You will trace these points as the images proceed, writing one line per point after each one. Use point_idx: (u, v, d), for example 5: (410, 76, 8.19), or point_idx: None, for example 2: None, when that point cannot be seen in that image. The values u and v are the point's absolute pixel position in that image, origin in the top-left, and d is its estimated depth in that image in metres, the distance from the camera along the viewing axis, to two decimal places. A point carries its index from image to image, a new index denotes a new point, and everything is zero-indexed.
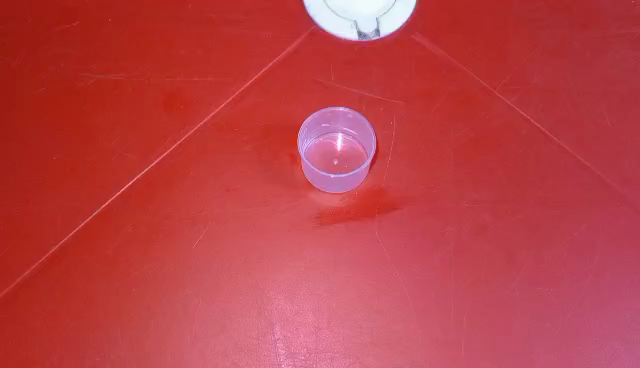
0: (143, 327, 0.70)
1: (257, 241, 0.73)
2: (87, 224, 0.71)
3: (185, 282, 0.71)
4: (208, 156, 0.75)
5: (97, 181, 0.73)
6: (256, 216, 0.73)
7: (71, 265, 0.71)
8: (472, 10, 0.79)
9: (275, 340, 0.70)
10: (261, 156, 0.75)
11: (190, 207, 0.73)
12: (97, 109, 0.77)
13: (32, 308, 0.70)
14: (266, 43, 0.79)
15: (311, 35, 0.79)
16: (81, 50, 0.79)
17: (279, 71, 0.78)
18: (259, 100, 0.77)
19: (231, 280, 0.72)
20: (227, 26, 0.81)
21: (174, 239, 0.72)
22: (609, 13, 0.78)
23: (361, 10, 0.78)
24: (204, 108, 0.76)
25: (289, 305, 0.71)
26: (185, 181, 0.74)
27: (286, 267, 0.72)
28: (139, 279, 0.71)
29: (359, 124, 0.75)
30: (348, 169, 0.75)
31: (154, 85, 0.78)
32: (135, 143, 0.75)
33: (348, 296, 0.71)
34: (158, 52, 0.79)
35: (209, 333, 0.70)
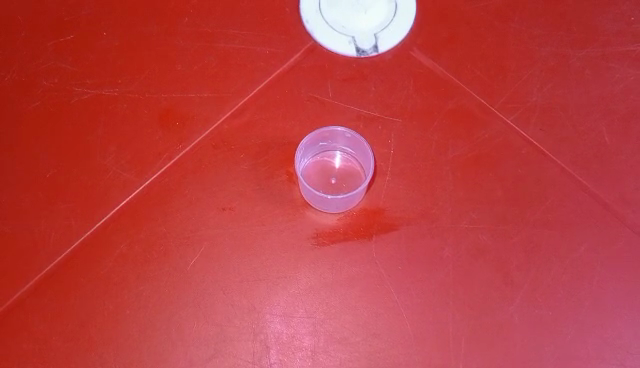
0: (137, 349, 0.69)
1: (252, 263, 0.71)
2: (81, 243, 0.71)
3: (180, 304, 0.70)
4: (204, 172, 0.73)
5: (92, 198, 0.73)
6: (252, 237, 0.71)
7: (64, 283, 0.70)
8: (470, 30, 0.79)
9: (270, 364, 0.68)
10: (258, 173, 0.74)
11: (185, 225, 0.72)
12: (91, 126, 0.76)
13: (24, 328, 0.69)
14: (263, 58, 0.78)
15: (309, 51, 0.78)
16: (75, 65, 0.79)
17: (276, 86, 0.77)
18: (256, 116, 0.76)
19: (227, 302, 0.70)
20: (224, 39, 0.80)
21: (170, 259, 0.71)
22: (603, 36, 0.79)
23: (359, 26, 0.78)
24: (201, 125, 0.75)
25: (285, 328, 0.69)
26: (180, 198, 0.72)
27: (282, 289, 0.70)
28: (133, 299, 0.70)
29: (357, 143, 0.74)
30: (346, 189, 0.74)
31: (148, 101, 0.77)
32: (130, 161, 0.74)
33: (346, 319, 0.69)
34: (153, 66, 0.78)
35: (204, 357, 0.68)
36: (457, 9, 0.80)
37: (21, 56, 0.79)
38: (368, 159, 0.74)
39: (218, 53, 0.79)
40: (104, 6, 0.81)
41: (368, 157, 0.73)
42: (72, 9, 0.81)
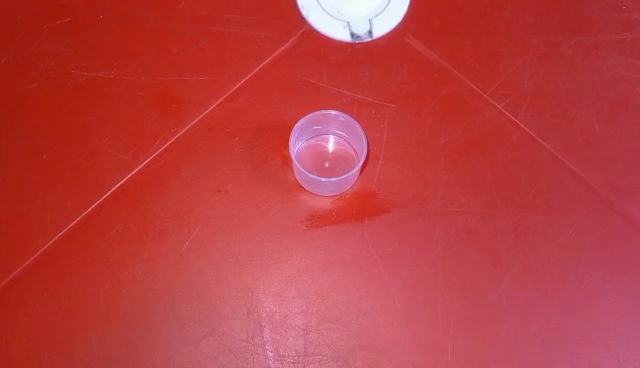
0: (132, 327, 0.70)
1: (246, 245, 0.72)
2: (77, 223, 0.72)
3: (175, 283, 0.71)
4: (200, 155, 0.74)
5: (87, 180, 0.74)
6: (246, 219, 0.72)
7: (60, 263, 0.71)
8: (463, 17, 0.80)
9: (263, 343, 0.69)
10: (252, 156, 0.75)
11: (180, 207, 0.73)
12: (87, 108, 0.77)
13: (22, 306, 0.70)
14: (259, 42, 0.79)
15: (304, 36, 0.79)
16: (72, 48, 0.79)
17: (271, 71, 0.78)
18: (250, 100, 0.77)
19: (221, 281, 0.71)
20: (219, 23, 0.80)
21: (165, 240, 0.72)
22: (595, 24, 0.80)
23: (354, 11, 0.79)
24: (196, 108, 0.76)
25: (278, 308, 0.70)
26: (176, 180, 0.73)
27: (275, 269, 0.71)
28: (129, 278, 0.71)
29: (351, 127, 0.75)
30: (339, 172, 0.75)
31: (145, 84, 0.78)
32: (126, 143, 0.75)
33: (338, 299, 0.71)
34: (150, 49, 0.79)
35: (198, 335, 0.70)
36: None
37: (17, 38, 0.79)
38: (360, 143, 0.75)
39: (214, 36, 0.80)
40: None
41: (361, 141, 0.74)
42: None
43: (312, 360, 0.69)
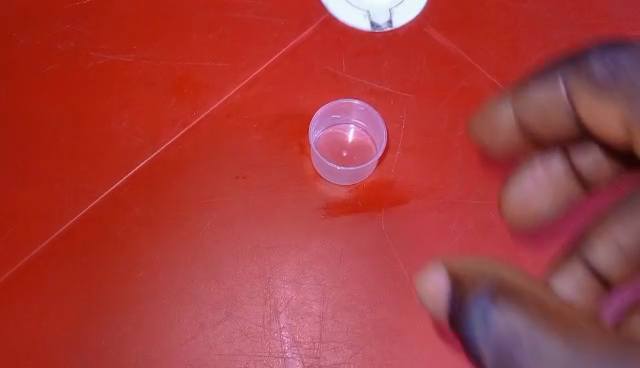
0: (149, 310, 0.70)
1: (264, 231, 0.72)
2: (96, 205, 0.73)
3: (193, 268, 0.71)
4: (218, 140, 0.75)
5: (106, 162, 0.74)
6: (264, 205, 0.73)
7: (79, 245, 0.71)
8: (483, 9, 0.80)
9: (279, 328, 0.70)
10: (271, 143, 0.75)
11: (198, 192, 0.73)
12: (106, 91, 0.77)
13: (39, 286, 0.70)
14: (278, 30, 0.79)
15: (324, 24, 0.79)
16: (91, 30, 0.79)
17: (291, 58, 0.78)
18: (269, 88, 0.77)
19: (239, 267, 0.71)
20: (239, 10, 0.80)
21: (182, 224, 0.72)
22: (615, 20, 0.80)
23: (375, 0, 0.79)
24: (215, 93, 0.77)
25: (295, 294, 0.71)
26: (194, 165, 0.74)
27: (292, 256, 0.72)
28: (146, 261, 0.71)
29: (371, 118, 0.76)
30: (356, 162, 0.77)
31: (164, 69, 0.78)
32: (145, 127, 0.76)
33: (354, 287, 0.71)
34: (169, 34, 0.79)
35: (215, 319, 0.70)
36: None
37: (36, 18, 0.79)
38: (380, 135, 0.75)
39: (233, 23, 0.80)
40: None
41: (381, 133, 0.75)
42: None
43: (327, 347, 0.70)
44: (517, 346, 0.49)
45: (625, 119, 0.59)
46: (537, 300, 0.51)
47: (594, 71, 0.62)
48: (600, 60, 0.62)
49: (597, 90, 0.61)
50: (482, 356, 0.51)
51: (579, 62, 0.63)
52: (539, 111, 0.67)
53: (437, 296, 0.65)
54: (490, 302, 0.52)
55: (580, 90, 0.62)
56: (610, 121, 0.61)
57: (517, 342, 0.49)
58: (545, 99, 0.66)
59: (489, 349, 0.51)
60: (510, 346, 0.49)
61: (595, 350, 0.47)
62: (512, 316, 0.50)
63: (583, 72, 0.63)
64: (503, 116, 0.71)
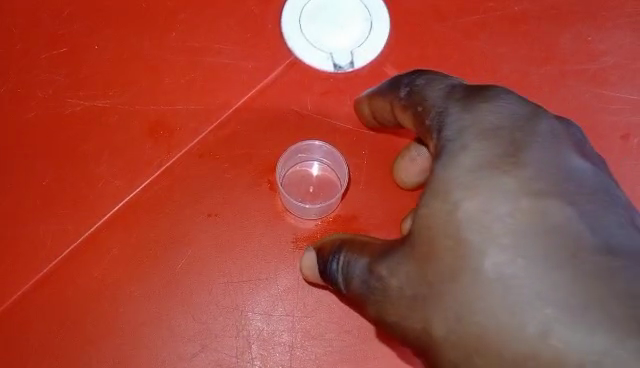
0: (128, 344, 0.74)
1: (236, 266, 0.76)
2: (77, 246, 0.76)
3: (170, 303, 0.75)
4: (190, 180, 0.79)
5: (85, 204, 0.78)
6: (235, 242, 0.77)
7: (62, 284, 0.75)
8: (440, 47, 0.85)
9: (252, 358, 0.74)
10: (242, 182, 0.79)
11: (174, 230, 0.77)
12: (84, 135, 0.80)
13: (25, 324, 0.74)
14: (247, 72, 0.84)
15: (291, 65, 0.84)
16: (68, 77, 0.82)
17: (259, 100, 0.83)
18: (239, 129, 0.81)
19: (212, 301, 0.75)
20: (210, 54, 0.84)
21: (159, 262, 0.76)
22: (562, 54, 0.86)
23: (337, 43, 0.84)
24: (188, 136, 0.80)
25: (266, 325, 0.75)
26: (169, 205, 0.78)
27: (263, 289, 0.76)
28: (126, 298, 0.75)
29: (332, 156, 0.81)
30: (322, 197, 0.81)
31: (138, 113, 0.81)
32: (121, 169, 0.79)
33: (321, 316, 0.75)
34: (143, 78, 0.83)
35: (191, 352, 0.74)
36: (428, 28, 0.86)
37: (15, 67, 0.82)
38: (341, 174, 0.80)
39: (203, 67, 0.84)
40: (96, 18, 0.85)
41: (343, 172, 0.80)
42: (63, 21, 0.84)
43: None
44: (350, 270, 0.61)
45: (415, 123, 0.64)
46: (372, 241, 0.63)
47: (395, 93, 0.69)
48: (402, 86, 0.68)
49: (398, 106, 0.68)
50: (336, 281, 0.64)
51: (393, 85, 0.70)
52: (383, 111, 0.73)
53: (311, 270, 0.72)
54: (339, 252, 0.65)
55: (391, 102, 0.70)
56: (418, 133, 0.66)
57: (352, 262, 0.62)
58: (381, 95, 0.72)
59: (339, 276, 0.63)
60: (345, 273, 0.62)
61: (395, 313, 0.55)
62: (345, 255, 0.64)
63: (392, 93, 0.70)
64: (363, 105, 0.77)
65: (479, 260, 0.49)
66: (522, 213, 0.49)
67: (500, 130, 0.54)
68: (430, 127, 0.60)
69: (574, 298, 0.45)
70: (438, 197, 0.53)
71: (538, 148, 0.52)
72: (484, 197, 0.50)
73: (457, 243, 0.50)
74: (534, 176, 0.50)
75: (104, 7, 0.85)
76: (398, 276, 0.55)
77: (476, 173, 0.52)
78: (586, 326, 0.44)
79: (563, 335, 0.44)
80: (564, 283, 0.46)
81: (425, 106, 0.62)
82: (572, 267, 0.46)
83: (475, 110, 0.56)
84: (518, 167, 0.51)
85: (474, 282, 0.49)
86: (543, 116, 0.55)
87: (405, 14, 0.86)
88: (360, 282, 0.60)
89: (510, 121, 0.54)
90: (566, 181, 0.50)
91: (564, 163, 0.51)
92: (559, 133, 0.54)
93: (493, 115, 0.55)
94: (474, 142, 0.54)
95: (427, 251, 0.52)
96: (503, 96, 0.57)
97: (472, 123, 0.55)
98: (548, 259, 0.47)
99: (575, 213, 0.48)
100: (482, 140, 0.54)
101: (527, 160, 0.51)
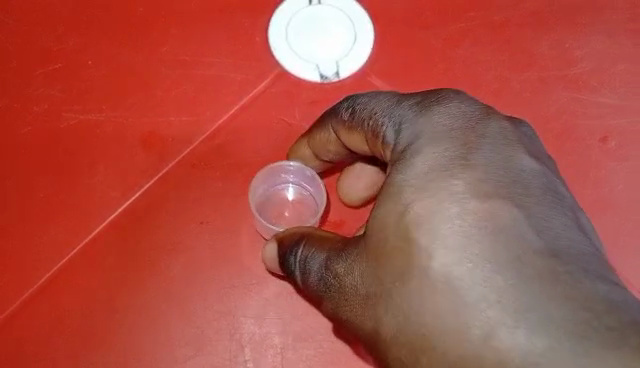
0: (125, 349, 0.77)
1: (228, 272, 0.79)
2: (74, 255, 0.79)
3: (164, 309, 0.78)
4: (183, 190, 0.81)
5: (82, 215, 0.80)
6: (227, 249, 0.80)
7: (60, 292, 0.78)
8: (423, 55, 0.88)
9: (244, 360, 0.77)
10: (233, 190, 0.82)
11: (167, 238, 0.80)
12: (80, 148, 0.83)
13: (25, 332, 0.77)
14: (236, 84, 0.86)
15: (279, 76, 0.87)
16: (64, 92, 0.85)
17: (249, 110, 0.85)
18: (230, 139, 0.84)
19: (205, 306, 0.78)
20: (200, 66, 0.87)
21: (153, 269, 0.79)
22: (542, 60, 0.89)
23: (322, 53, 0.87)
24: (180, 146, 0.83)
25: (258, 328, 0.77)
26: (161, 214, 0.80)
27: (255, 294, 0.78)
28: (122, 305, 0.78)
29: (309, 180, 0.81)
30: (297, 221, 0.84)
31: (132, 125, 0.84)
32: (117, 180, 0.82)
33: (310, 318, 0.78)
34: (136, 92, 0.85)
35: (185, 355, 0.77)
36: (411, 37, 0.88)
37: (13, 83, 0.85)
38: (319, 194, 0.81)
39: (194, 80, 0.86)
40: (89, 34, 0.87)
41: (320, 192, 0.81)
42: (58, 38, 0.87)
43: None
44: (306, 265, 0.60)
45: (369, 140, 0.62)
46: (327, 236, 0.61)
47: (339, 114, 0.66)
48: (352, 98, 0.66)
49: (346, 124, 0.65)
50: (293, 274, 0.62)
51: (336, 110, 0.68)
52: (328, 150, 0.73)
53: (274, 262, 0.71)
54: (298, 242, 0.62)
55: (341, 130, 0.67)
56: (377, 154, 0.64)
57: (305, 258, 0.60)
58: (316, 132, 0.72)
59: (296, 269, 0.61)
60: (302, 265, 0.60)
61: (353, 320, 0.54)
62: (304, 247, 0.61)
63: (338, 115, 0.67)
64: (305, 152, 0.77)
65: (428, 262, 0.47)
66: (473, 214, 0.48)
67: (452, 130, 0.54)
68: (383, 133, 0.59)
69: (523, 304, 0.44)
70: (390, 198, 0.52)
71: (488, 148, 0.52)
72: (436, 197, 0.49)
73: (408, 244, 0.49)
74: (484, 179, 0.50)
75: (96, 23, 0.87)
76: (353, 272, 0.54)
77: (427, 174, 0.51)
78: (535, 336, 0.43)
79: (507, 336, 0.43)
80: (509, 285, 0.45)
81: (376, 111, 0.61)
82: (524, 273, 0.45)
83: (430, 112, 0.55)
84: (470, 168, 0.50)
85: (426, 285, 0.47)
86: (493, 116, 0.55)
87: (390, 24, 0.89)
88: (316, 277, 0.58)
89: (462, 121, 0.54)
90: (514, 185, 0.50)
91: (512, 164, 0.51)
92: (508, 134, 0.54)
93: (448, 116, 0.55)
94: (425, 145, 0.53)
95: (382, 254, 0.51)
96: (452, 95, 0.57)
97: (425, 126, 0.55)
98: (496, 259, 0.46)
99: (523, 215, 0.48)
100: (437, 143, 0.53)
101: (476, 162, 0.51)
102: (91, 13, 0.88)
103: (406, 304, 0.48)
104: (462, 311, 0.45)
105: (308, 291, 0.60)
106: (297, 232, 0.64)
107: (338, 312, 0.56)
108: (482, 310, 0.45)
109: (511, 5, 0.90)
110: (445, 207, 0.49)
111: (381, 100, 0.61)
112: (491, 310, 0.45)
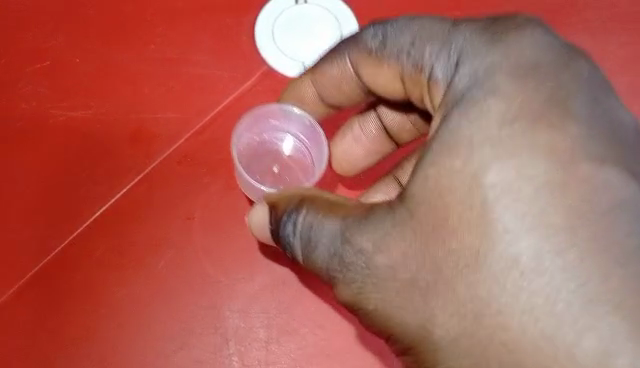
0: (110, 343, 0.77)
1: (213, 267, 0.80)
2: (60, 251, 0.79)
3: (150, 303, 0.78)
4: (169, 186, 0.82)
5: (69, 210, 0.80)
6: (213, 243, 0.80)
7: (45, 287, 0.78)
8: None
9: (229, 354, 0.77)
10: (219, 186, 0.83)
11: (154, 233, 0.80)
12: (67, 144, 0.83)
13: (11, 326, 0.77)
14: (223, 81, 0.87)
15: (266, 74, 0.88)
16: (51, 88, 0.85)
17: (235, 107, 0.86)
18: (217, 136, 0.85)
19: (190, 301, 0.78)
20: (188, 64, 0.87)
21: (139, 264, 0.79)
22: None
23: (308, 52, 0.88)
24: (166, 142, 0.84)
25: (242, 322, 0.78)
26: (148, 210, 0.81)
27: (240, 288, 0.79)
28: (109, 299, 0.78)
29: (308, 129, 0.82)
30: (287, 178, 0.83)
31: (119, 122, 0.84)
32: (104, 176, 0.82)
33: (295, 312, 0.79)
34: (124, 89, 0.85)
35: (170, 350, 0.77)
36: None
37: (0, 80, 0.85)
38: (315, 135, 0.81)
39: (180, 77, 0.86)
40: (76, 32, 0.87)
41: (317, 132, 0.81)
42: (46, 35, 0.87)
43: None
44: (311, 235, 0.61)
45: (402, 77, 0.66)
46: (330, 201, 0.62)
47: (369, 42, 0.68)
48: (383, 26, 0.67)
49: (376, 54, 0.67)
50: (294, 249, 0.63)
51: (355, 38, 0.70)
52: (335, 87, 0.74)
53: (263, 225, 0.69)
54: (296, 211, 0.63)
55: (364, 61, 0.69)
56: (398, 84, 0.68)
57: (309, 231, 0.61)
58: (329, 63, 0.72)
59: (297, 238, 0.62)
60: (306, 236, 0.61)
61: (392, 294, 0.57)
62: (306, 215, 0.62)
63: (365, 44, 0.68)
64: (307, 91, 0.76)
65: (511, 254, 0.52)
66: (551, 190, 0.52)
67: (526, 72, 0.57)
68: (436, 72, 0.62)
69: (607, 292, 0.50)
70: (455, 150, 0.55)
71: (571, 101, 0.55)
72: (519, 161, 0.53)
73: (485, 222, 0.53)
74: (572, 137, 0.54)
75: (85, 21, 0.87)
76: (388, 251, 0.57)
77: (506, 126, 0.55)
78: (625, 327, 0.49)
79: (590, 338, 0.49)
80: (602, 274, 0.50)
81: (430, 50, 0.63)
82: (613, 252, 0.50)
83: (505, 54, 0.58)
84: (556, 128, 0.54)
85: (505, 270, 0.52)
86: (570, 63, 0.57)
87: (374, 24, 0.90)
88: (328, 247, 0.60)
89: (541, 62, 0.57)
90: (596, 137, 0.54)
91: (589, 116, 0.55)
92: (581, 82, 0.57)
93: (526, 54, 0.58)
94: (501, 87, 0.57)
95: (439, 220, 0.55)
96: (531, 31, 0.59)
97: (500, 66, 0.58)
98: (586, 233, 0.51)
99: (609, 183, 0.52)
100: (517, 86, 0.56)
101: (562, 115, 0.55)
102: (77, 10, 0.88)
103: (479, 290, 0.52)
104: (551, 307, 0.50)
105: (314, 264, 0.62)
106: (293, 197, 0.64)
107: (360, 281, 0.58)
108: (560, 310, 0.50)
109: (495, 4, 0.92)
110: (538, 183, 0.52)
111: (425, 36, 0.64)
112: (568, 304, 0.50)
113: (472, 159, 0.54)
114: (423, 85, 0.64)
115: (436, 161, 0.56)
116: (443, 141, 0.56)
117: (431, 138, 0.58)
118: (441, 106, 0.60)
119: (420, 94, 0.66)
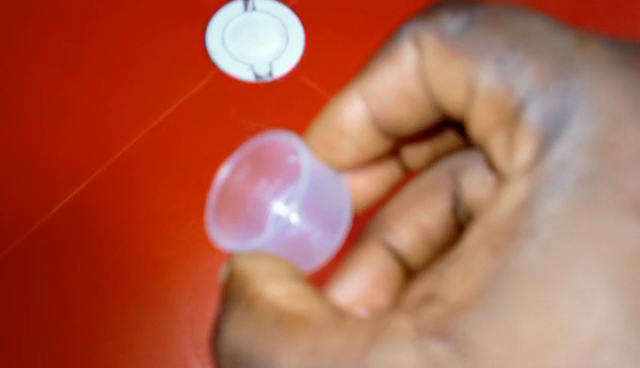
0: (68, 322, 0.83)
1: (167, 258, 0.85)
2: (25, 239, 0.85)
3: (106, 288, 0.84)
4: (128, 178, 0.87)
5: (31, 204, 0.86)
6: (167, 235, 0.86)
7: (9, 271, 0.84)
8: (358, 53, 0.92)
9: (180, 334, 0.83)
10: (174, 184, 0.87)
11: (111, 224, 0.86)
12: (29, 141, 0.88)
13: None
14: (174, 83, 0.91)
15: (215, 76, 0.91)
16: (14, 92, 0.90)
17: (186, 107, 0.90)
18: (171, 133, 0.89)
19: (143, 285, 0.84)
20: (140, 66, 0.91)
21: (97, 253, 0.85)
22: None
23: (257, 55, 0.91)
24: (120, 141, 0.88)
25: (194, 303, 0.84)
26: (106, 203, 0.86)
27: (193, 268, 0.85)
28: (67, 284, 0.84)
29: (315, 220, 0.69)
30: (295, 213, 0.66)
31: (77, 121, 0.89)
32: (65, 172, 0.87)
33: None
34: (81, 91, 0.90)
35: (124, 329, 0.83)
36: (345, 36, 0.93)
37: None
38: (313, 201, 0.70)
39: (136, 78, 0.91)
40: (36, 40, 0.92)
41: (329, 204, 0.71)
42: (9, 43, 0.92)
43: None
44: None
45: (470, 83, 0.59)
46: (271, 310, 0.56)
47: (444, 26, 0.61)
48: (462, 12, 0.61)
49: (448, 45, 0.61)
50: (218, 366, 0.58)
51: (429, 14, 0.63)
52: (386, 88, 0.67)
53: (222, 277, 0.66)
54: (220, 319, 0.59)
55: (425, 34, 0.63)
56: (450, 82, 0.62)
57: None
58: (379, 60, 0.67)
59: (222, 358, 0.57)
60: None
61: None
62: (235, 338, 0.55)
63: (435, 27, 0.62)
64: (346, 113, 0.71)
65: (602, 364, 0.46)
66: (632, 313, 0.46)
67: (603, 177, 0.49)
68: (532, 104, 0.54)
69: None
70: (556, 228, 0.49)
71: None
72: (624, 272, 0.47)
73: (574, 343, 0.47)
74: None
75: (46, 29, 0.93)
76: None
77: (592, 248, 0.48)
78: None
79: None
80: None
81: (529, 74, 0.54)
82: None
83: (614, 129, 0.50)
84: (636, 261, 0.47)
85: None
86: None
87: (325, 20, 0.94)
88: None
89: None
90: None
91: None
92: None
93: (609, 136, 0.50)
94: (574, 195, 0.49)
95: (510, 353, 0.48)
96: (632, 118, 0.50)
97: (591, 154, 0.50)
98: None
99: None
100: (583, 199, 0.49)
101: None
102: (39, 16, 0.93)
103: None
104: None
105: None
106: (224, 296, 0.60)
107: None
108: None
109: None
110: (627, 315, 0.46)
111: (529, 77, 0.54)
112: None
113: (558, 281, 0.47)
114: (507, 114, 0.56)
115: (511, 281, 0.49)
116: (535, 218, 0.50)
117: (513, 213, 0.51)
118: (532, 170, 0.52)
119: (490, 119, 0.58)
